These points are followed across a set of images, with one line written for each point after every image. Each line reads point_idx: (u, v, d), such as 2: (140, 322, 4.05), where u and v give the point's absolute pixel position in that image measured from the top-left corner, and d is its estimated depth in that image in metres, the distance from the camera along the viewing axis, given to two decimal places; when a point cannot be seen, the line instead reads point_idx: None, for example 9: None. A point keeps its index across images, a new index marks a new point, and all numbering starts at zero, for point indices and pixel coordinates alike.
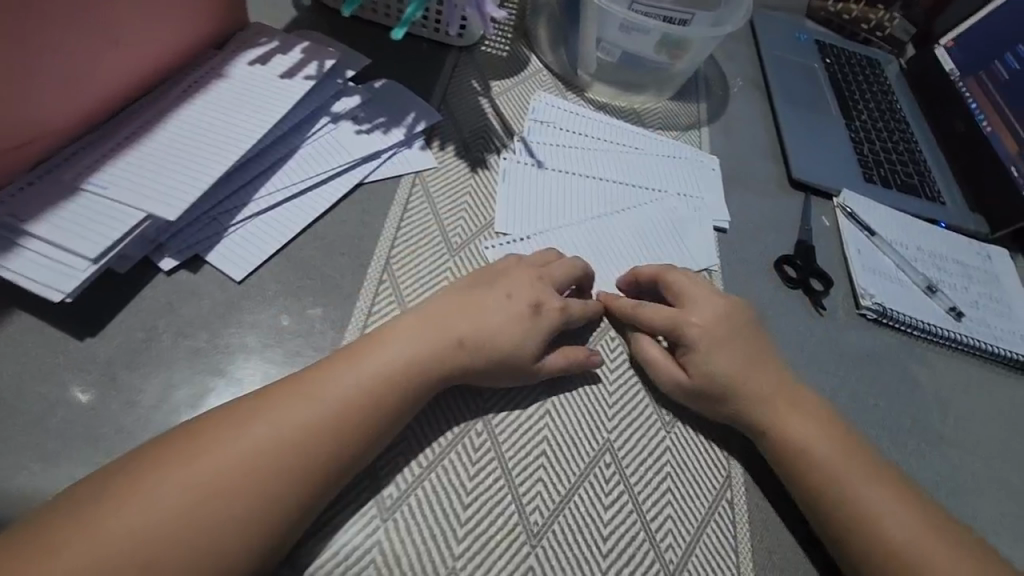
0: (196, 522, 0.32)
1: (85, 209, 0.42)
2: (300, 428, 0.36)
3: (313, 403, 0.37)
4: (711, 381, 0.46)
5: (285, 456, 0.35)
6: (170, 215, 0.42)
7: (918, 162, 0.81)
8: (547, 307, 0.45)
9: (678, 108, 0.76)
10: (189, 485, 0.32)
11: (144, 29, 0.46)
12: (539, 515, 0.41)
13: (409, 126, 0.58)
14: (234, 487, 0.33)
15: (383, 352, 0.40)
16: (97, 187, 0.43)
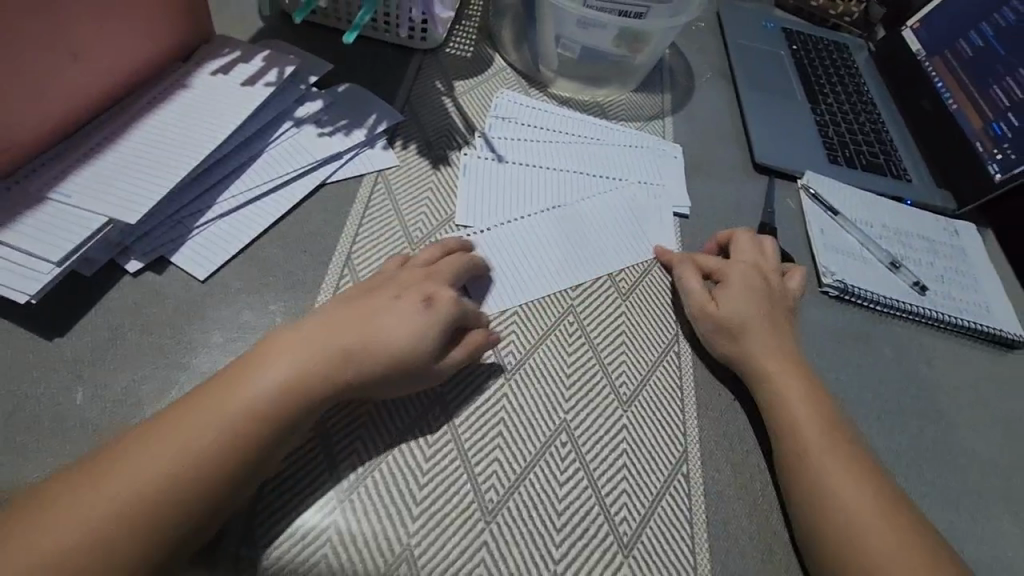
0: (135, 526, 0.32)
1: (50, 216, 0.44)
2: (213, 439, 0.35)
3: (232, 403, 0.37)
4: (735, 316, 0.52)
5: (201, 469, 0.34)
6: (131, 219, 0.45)
7: (884, 143, 0.82)
8: (441, 299, 0.44)
9: (643, 99, 0.77)
10: (122, 493, 0.33)
11: (107, 43, 0.49)
12: (495, 493, 0.43)
13: (370, 127, 0.60)
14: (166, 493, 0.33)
15: (269, 364, 0.38)
16: (62, 196, 0.45)
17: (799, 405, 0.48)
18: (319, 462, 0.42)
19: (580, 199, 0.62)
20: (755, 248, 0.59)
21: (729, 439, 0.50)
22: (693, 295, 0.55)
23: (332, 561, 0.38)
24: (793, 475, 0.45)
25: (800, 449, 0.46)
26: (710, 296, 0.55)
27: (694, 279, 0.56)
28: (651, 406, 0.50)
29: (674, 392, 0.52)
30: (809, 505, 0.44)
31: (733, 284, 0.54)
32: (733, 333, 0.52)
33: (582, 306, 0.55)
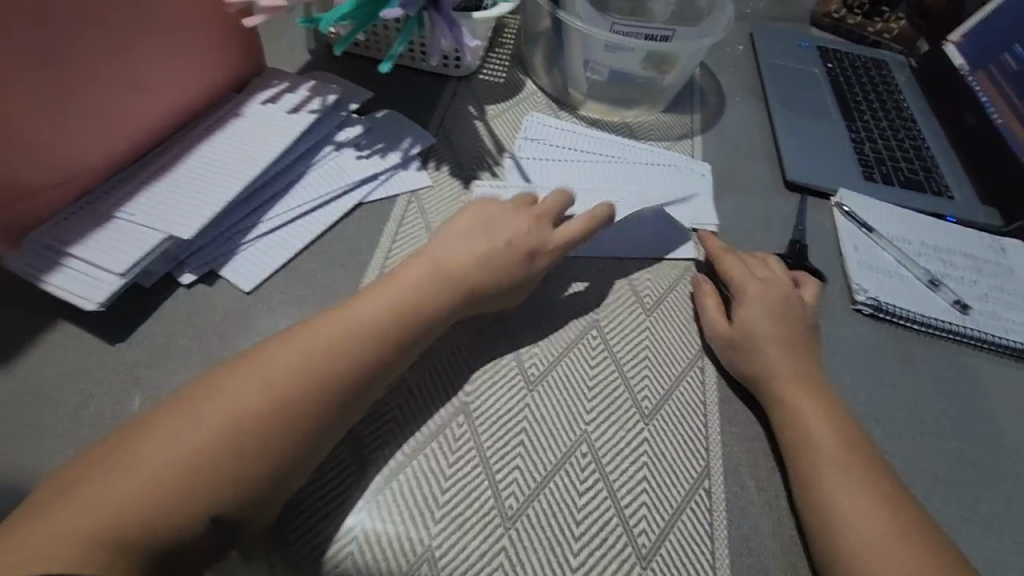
0: (173, 496, 0.35)
1: (115, 233, 0.49)
2: (256, 409, 0.38)
3: (293, 365, 0.40)
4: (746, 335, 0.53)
5: (248, 431, 0.37)
6: (186, 234, 0.49)
7: (925, 159, 0.80)
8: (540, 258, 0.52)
9: (671, 119, 0.79)
10: (163, 468, 0.35)
11: (168, 78, 0.54)
12: (515, 499, 0.44)
13: (406, 150, 0.64)
14: (210, 467, 0.36)
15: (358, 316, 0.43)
16: (126, 215, 0.50)
17: (819, 423, 0.47)
18: (351, 467, 0.44)
19: None
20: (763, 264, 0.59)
21: (753, 456, 0.50)
22: (710, 315, 0.55)
23: (358, 558, 0.40)
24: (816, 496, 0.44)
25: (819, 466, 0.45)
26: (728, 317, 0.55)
27: (713, 299, 0.56)
28: (674, 421, 0.50)
29: (696, 407, 0.52)
30: (829, 530, 0.43)
31: (753, 300, 0.55)
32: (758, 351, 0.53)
33: (605, 320, 0.56)
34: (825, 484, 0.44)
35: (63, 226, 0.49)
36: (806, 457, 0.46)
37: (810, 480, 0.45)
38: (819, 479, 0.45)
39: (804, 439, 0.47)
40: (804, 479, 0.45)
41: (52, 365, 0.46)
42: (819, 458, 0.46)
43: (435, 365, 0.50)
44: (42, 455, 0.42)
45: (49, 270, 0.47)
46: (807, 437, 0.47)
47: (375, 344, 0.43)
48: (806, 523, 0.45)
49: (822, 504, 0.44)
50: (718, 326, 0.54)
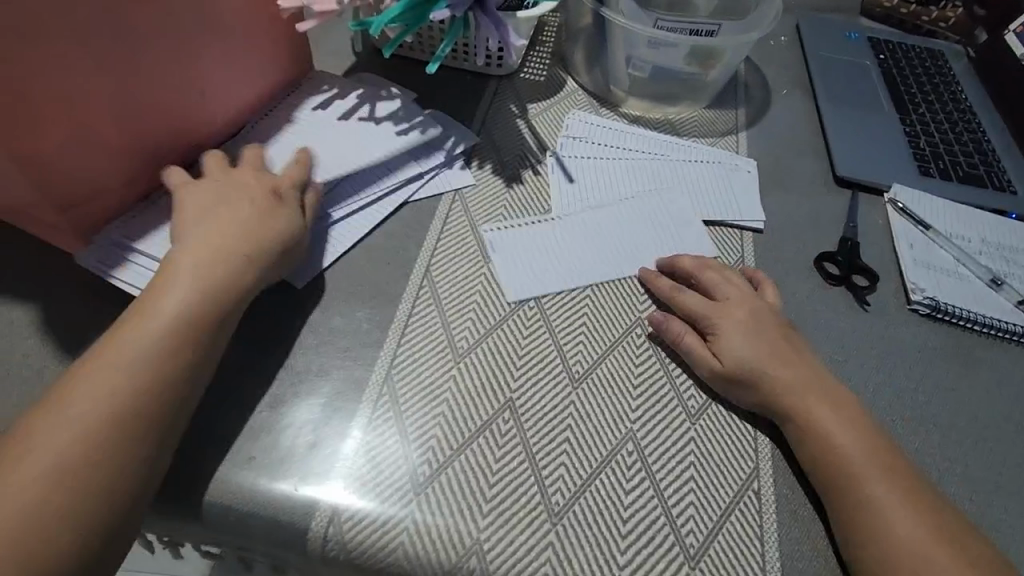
0: (96, 445, 0.37)
1: None
2: (144, 342, 0.41)
3: (146, 353, 0.40)
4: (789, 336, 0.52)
5: (106, 432, 0.38)
6: None
7: (985, 152, 0.76)
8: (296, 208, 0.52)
9: (716, 116, 0.77)
10: (78, 421, 0.38)
11: (227, 81, 0.56)
12: (561, 496, 0.44)
13: (449, 149, 0.65)
14: (114, 409, 0.39)
15: (173, 296, 0.43)
16: None
17: (848, 434, 0.46)
18: (398, 462, 0.45)
19: (656, 209, 0.64)
20: (728, 278, 0.56)
21: None
22: None
23: (408, 549, 0.42)
24: (858, 513, 0.43)
25: (861, 480, 0.44)
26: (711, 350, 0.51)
27: (690, 337, 0.52)
28: (722, 421, 0.50)
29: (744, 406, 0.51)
30: (873, 549, 0.42)
31: (729, 330, 0.51)
32: (808, 351, 0.52)
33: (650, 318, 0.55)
34: (863, 500, 0.43)
35: (128, 225, 0.52)
36: (839, 473, 0.44)
37: (845, 497, 0.44)
38: (857, 493, 0.43)
39: (836, 457, 0.45)
40: (840, 495, 0.44)
41: None
42: (851, 474, 0.44)
43: (483, 362, 0.51)
44: None
45: (117, 266, 0.50)
46: (840, 455, 0.45)
47: (233, 263, 0.46)
48: (840, 537, 0.44)
49: (860, 520, 0.43)
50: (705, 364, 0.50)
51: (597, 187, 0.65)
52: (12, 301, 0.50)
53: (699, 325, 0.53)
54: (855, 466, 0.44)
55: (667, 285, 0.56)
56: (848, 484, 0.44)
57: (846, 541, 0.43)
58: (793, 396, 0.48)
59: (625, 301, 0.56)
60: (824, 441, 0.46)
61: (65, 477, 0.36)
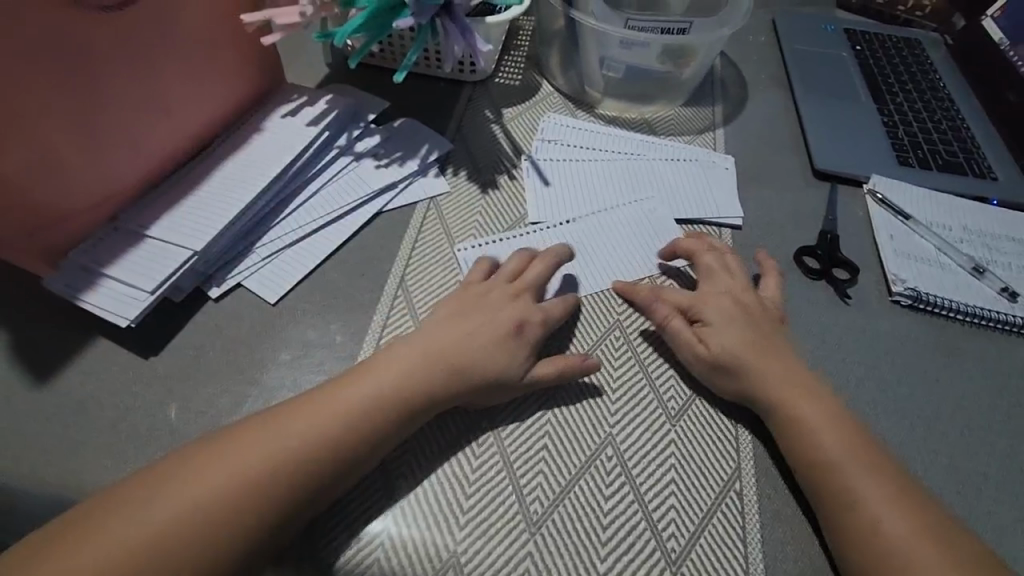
0: (197, 522, 0.35)
1: (144, 252, 0.51)
2: (313, 430, 0.40)
3: (267, 436, 0.39)
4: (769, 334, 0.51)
5: (202, 512, 0.36)
6: (199, 245, 0.51)
7: (965, 140, 0.76)
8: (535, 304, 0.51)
9: (692, 114, 0.77)
10: (188, 492, 0.36)
11: (194, 98, 0.56)
12: (539, 504, 0.44)
13: (423, 156, 0.65)
14: (231, 494, 0.37)
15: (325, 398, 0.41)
16: (154, 233, 0.52)
17: (841, 430, 0.45)
18: (374, 478, 0.44)
19: (630, 209, 0.63)
20: (721, 266, 0.56)
21: None
22: None
23: (385, 564, 0.41)
24: (846, 509, 0.42)
25: (843, 475, 0.43)
26: (697, 334, 0.51)
27: (678, 320, 0.52)
28: (701, 423, 0.49)
29: (725, 406, 0.50)
30: (861, 546, 0.40)
31: (713, 323, 0.50)
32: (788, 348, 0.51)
33: (628, 320, 0.55)
34: (848, 499, 0.42)
35: (95, 247, 0.51)
36: (825, 472, 0.43)
37: (831, 497, 0.43)
38: (837, 491, 0.43)
39: (818, 453, 0.44)
40: (825, 494, 0.43)
41: (91, 379, 0.48)
42: (832, 471, 0.43)
43: None
44: (85, 465, 0.44)
45: (85, 289, 0.49)
46: (820, 453, 0.44)
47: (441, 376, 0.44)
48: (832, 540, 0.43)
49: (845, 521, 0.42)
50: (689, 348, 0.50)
51: (575, 190, 0.65)
52: None
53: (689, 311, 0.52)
54: (838, 464, 0.43)
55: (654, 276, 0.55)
56: (831, 482, 0.43)
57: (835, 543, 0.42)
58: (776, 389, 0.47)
59: (603, 305, 0.56)
60: (809, 438, 0.45)
61: (154, 543, 0.34)
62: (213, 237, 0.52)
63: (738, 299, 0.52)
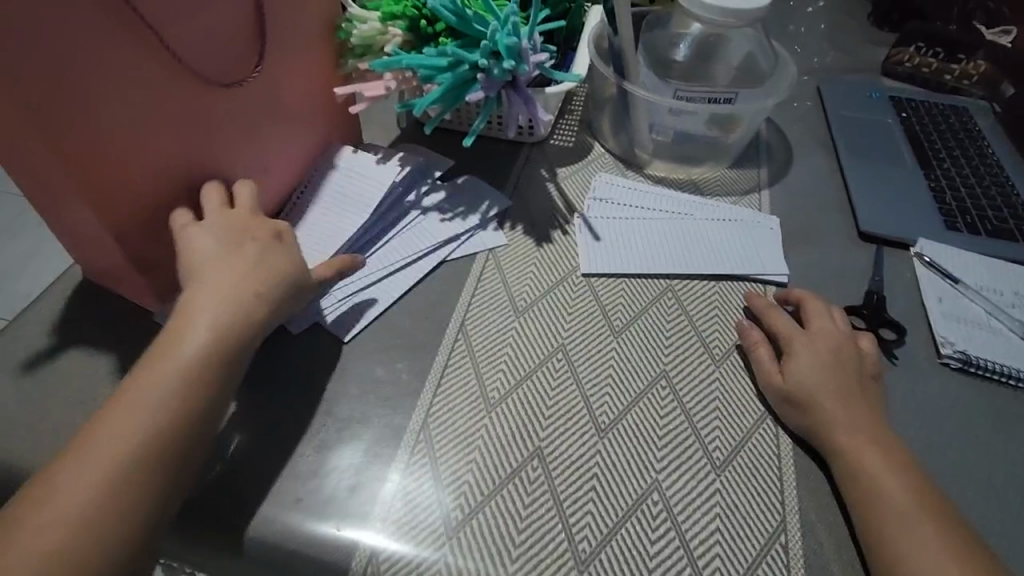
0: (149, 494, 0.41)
1: None
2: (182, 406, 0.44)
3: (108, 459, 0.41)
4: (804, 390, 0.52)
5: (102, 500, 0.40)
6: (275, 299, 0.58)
7: (1015, 206, 0.77)
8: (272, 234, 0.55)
9: (738, 175, 0.80)
10: (118, 473, 0.40)
11: (285, 157, 0.64)
12: (587, 543, 0.46)
13: (483, 212, 0.71)
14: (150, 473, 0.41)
15: (143, 393, 0.43)
16: None
17: (892, 485, 0.46)
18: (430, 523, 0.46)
19: (679, 273, 0.66)
20: (827, 314, 0.59)
21: (833, 512, 0.49)
22: (761, 367, 0.56)
23: None
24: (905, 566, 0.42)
25: (889, 529, 0.44)
26: (778, 366, 0.55)
27: (765, 347, 0.57)
28: (746, 474, 0.51)
29: (771, 458, 0.52)
30: None
31: (796, 362, 0.54)
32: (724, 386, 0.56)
33: (675, 370, 0.57)
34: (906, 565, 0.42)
35: None
36: (882, 537, 0.44)
37: (881, 554, 0.44)
38: (900, 563, 0.43)
39: (877, 514, 0.45)
40: (883, 558, 0.43)
41: None
42: (894, 537, 0.44)
43: (513, 411, 0.53)
44: None
45: None
46: (889, 513, 0.45)
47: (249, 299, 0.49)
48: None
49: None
50: (768, 377, 0.55)
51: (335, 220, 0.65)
52: (95, 350, 0.57)
53: (780, 343, 0.57)
54: (885, 518, 0.45)
55: (765, 304, 0.60)
56: (891, 542, 0.44)
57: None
58: (834, 441, 0.49)
59: (649, 353, 0.59)
60: (872, 496, 0.46)
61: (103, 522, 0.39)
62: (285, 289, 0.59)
63: (827, 345, 0.55)
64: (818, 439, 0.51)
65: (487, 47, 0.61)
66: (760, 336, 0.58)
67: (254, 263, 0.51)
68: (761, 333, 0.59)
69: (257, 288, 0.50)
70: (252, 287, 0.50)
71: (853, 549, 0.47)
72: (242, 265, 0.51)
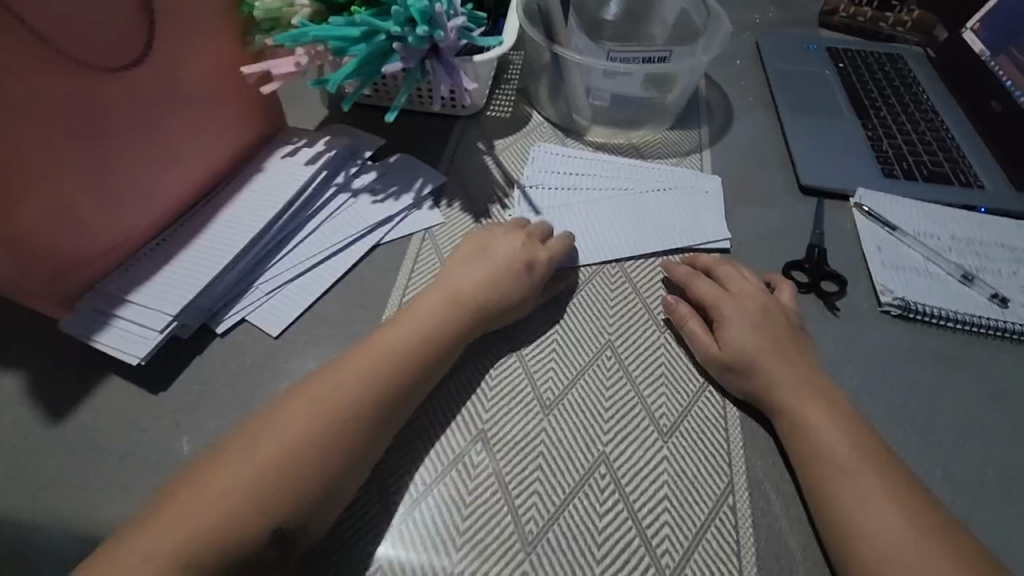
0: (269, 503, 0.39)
1: (135, 311, 0.52)
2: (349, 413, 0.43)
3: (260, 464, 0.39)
4: (748, 350, 0.51)
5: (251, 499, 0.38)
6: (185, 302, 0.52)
7: (950, 150, 0.77)
8: (536, 266, 0.56)
9: (679, 136, 0.79)
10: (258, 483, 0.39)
11: (197, 147, 0.59)
12: (534, 524, 0.45)
13: (417, 191, 0.68)
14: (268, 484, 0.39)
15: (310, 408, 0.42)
16: (137, 297, 0.53)
17: (836, 439, 0.45)
18: (377, 523, 0.44)
19: (623, 240, 0.65)
20: (739, 274, 0.57)
21: (780, 469, 0.49)
22: (696, 339, 0.54)
23: None
24: (849, 521, 0.42)
25: (834, 484, 0.44)
26: (716, 336, 0.54)
27: (694, 320, 0.55)
28: (694, 439, 0.50)
29: (717, 420, 0.51)
30: (857, 554, 0.41)
31: (737, 321, 0.53)
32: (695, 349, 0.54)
33: (620, 340, 0.56)
34: (848, 516, 0.42)
35: (104, 289, 0.54)
36: (828, 492, 0.44)
37: (826, 508, 0.43)
38: (846, 515, 0.42)
39: (822, 469, 0.45)
40: (826, 512, 0.43)
41: (104, 416, 0.50)
42: (837, 489, 0.43)
43: (456, 394, 0.51)
44: (97, 498, 0.46)
45: (97, 329, 0.52)
46: (832, 466, 0.44)
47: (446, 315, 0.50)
48: (842, 568, 0.42)
49: (852, 542, 0.41)
50: (704, 347, 0.53)
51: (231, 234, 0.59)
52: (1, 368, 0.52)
53: (708, 310, 0.56)
54: (828, 473, 0.44)
55: (686, 271, 0.59)
56: (836, 495, 0.43)
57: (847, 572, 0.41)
58: (779, 399, 0.49)
59: (593, 325, 0.57)
60: (815, 451, 0.46)
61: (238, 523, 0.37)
62: (202, 288, 0.54)
63: (768, 304, 0.55)
64: (761, 398, 0.50)
65: (400, 13, 0.57)
66: (688, 307, 0.56)
67: (491, 278, 0.54)
68: (689, 306, 0.57)
69: (480, 307, 0.52)
70: (459, 303, 0.51)
71: (800, 505, 0.47)
72: (488, 283, 0.53)
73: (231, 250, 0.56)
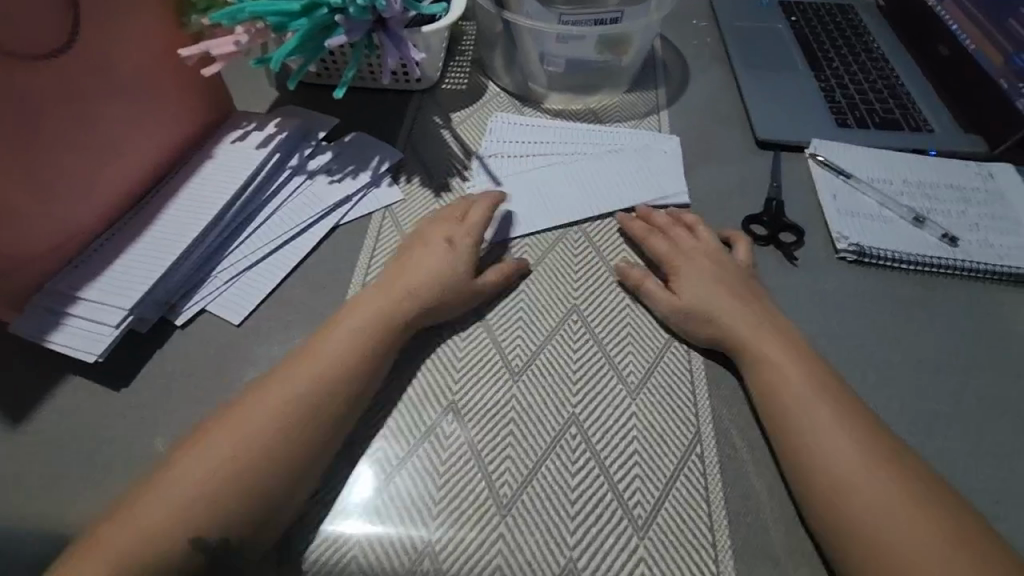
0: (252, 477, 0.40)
1: (89, 308, 0.51)
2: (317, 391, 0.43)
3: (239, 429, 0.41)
4: (710, 304, 0.52)
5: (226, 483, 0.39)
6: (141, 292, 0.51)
7: (900, 97, 0.78)
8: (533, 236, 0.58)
9: (637, 99, 0.79)
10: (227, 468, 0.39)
11: (140, 136, 0.57)
12: (508, 488, 0.45)
13: (375, 168, 0.67)
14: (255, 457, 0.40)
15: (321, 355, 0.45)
16: (89, 293, 0.51)
17: (796, 382, 0.46)
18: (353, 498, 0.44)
19: (581, 204, 0.65)
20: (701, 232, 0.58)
21: (745, 416, 0.50)
22: (661, 296, 0.55)
23: (361, 560, 0.42)
24: (808, 459, 0.43)
25: (794, 425, 0.45)
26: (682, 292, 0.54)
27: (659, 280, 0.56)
28: (662, 394, 0.51)
29: (683, 374, 0.52)
30: (816, 490, 0.42)
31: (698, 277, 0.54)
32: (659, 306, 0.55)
33: (585, 303, 0.57)
34: (808, 454, 0.43)
35: (52, 288, 0.52)
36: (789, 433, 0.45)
37: (789, 450, 0.45)
38: (805, 454, 0.44)
39: (783, 412, 0.46)
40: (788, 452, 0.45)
41: (65, 417, 0.49)
42: (797, 430, 0.45)
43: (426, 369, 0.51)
44: (63, 497, 0.45)
45: (51, 329, 0.51)
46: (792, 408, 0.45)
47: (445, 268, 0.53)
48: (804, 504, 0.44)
49: (813, 479, 0.43)
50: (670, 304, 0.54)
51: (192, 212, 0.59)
52: None
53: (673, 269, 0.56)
54: (788, 416, 0.45)
55: (647, 231, 0.59)
56: (796, 436, 0.44)
57: (809, 508, 0.43)
58: (742, 348, 0.50)
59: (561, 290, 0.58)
60: (776, 395, 0.47)
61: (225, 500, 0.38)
62: (158, 278, 0.53)
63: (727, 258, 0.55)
64: (725, 349, 0.51)
65: None
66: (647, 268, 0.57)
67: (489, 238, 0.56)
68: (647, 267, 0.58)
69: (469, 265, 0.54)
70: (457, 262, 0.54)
71: (765, 448, 0.48)
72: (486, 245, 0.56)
73: (187, 236, 0.55)
